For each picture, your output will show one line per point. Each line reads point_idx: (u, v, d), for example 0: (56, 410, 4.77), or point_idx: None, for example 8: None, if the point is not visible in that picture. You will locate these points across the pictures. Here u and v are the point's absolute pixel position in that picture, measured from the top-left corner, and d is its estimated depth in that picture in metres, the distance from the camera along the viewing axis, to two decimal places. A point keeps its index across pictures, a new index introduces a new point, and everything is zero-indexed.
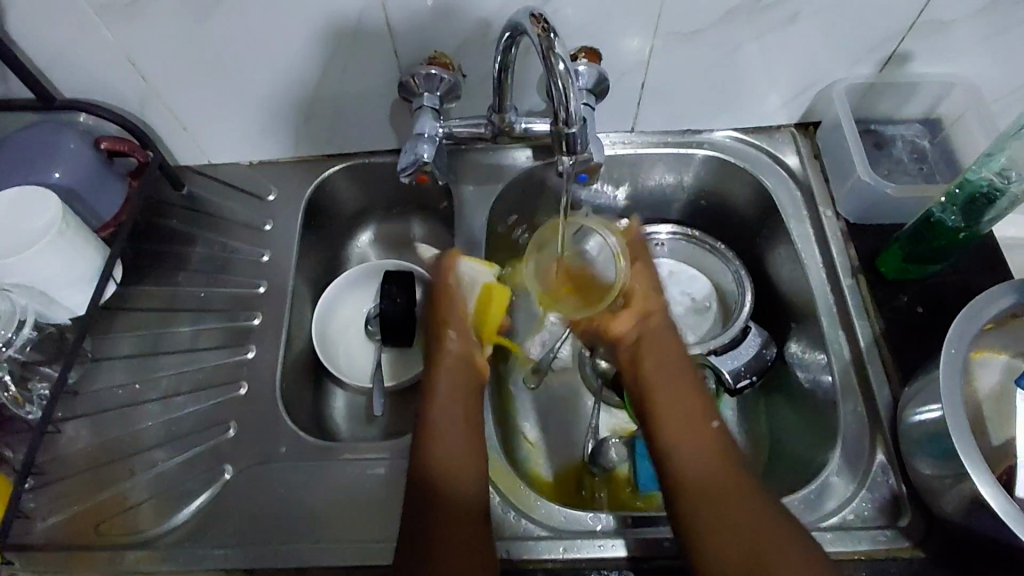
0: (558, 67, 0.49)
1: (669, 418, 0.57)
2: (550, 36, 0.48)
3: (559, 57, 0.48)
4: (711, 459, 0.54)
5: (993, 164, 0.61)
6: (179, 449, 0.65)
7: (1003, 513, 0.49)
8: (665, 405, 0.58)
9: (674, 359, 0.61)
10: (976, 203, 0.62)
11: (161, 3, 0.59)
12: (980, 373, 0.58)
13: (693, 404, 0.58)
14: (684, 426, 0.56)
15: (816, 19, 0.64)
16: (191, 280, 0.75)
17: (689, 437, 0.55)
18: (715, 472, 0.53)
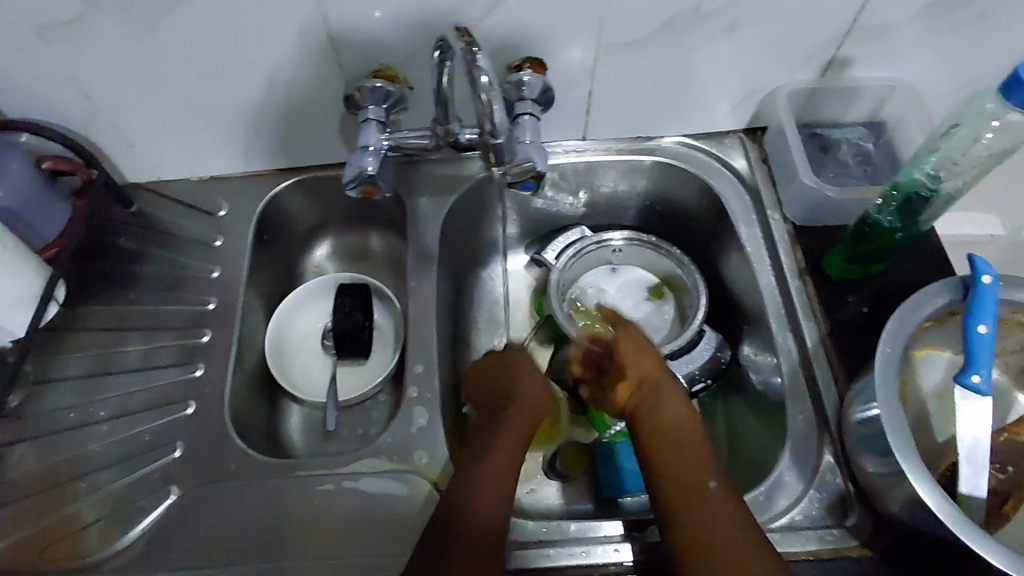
0: (483, 79, 0.50)
1: (662, 470, 0.55)
2: (474, 48, 0.49)
3: (485, 69, 0.49)
4: (692, 505, 0.52)
5: (925, 165, 0.62)
6: (127, 469, 0.64)
7: (943, 513, 0.49)
8: (657, 453, 0.56)
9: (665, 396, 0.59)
10: (911, 205, 0.63)
11: (99, 22, 0.58)
12: (924, 371, 0.62)
13: (676, 446, 0.56)
14: (682, 473, 0.54)
15: (754, 27, 0.65)
16: (140, 298, 0.74)
17: (674, 486, 0.53)
18: (694, 516, 0.51)
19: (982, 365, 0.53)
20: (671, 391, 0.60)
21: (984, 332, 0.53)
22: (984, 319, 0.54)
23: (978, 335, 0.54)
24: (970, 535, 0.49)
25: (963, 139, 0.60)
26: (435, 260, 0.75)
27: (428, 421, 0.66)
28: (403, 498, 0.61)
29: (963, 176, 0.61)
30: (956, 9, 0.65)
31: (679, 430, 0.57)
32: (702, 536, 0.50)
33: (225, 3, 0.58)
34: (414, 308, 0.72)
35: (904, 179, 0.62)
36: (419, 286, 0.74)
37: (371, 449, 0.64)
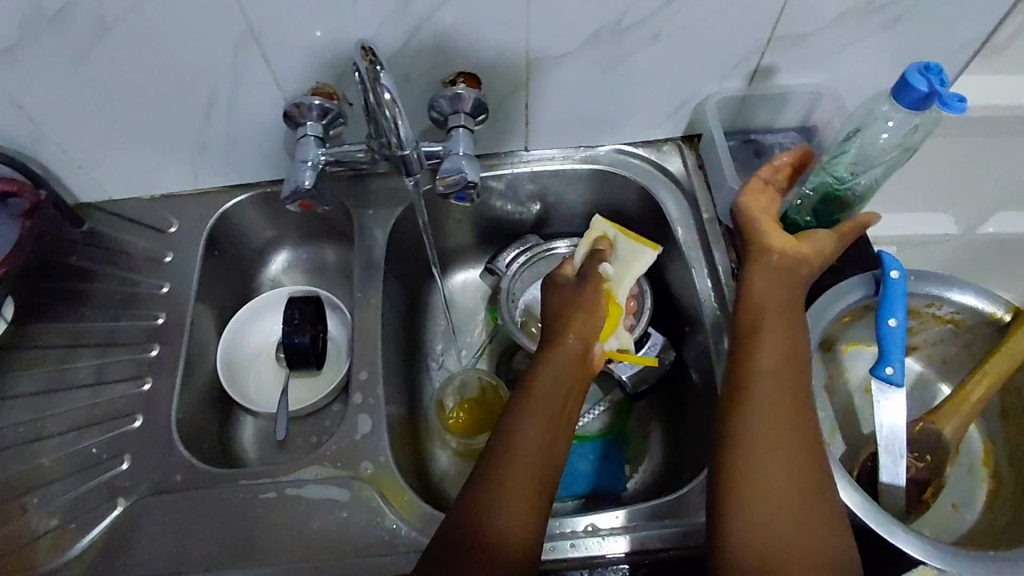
0: (385, 97, 0.53)
1: (766, 391, 0.53)
2: (377, 67, 0.51)
3: (386, 87, 0.52)
4: (787, 422, 0.51)
5: (838, 163, 0.65)
6: (75, 483, 0.65)
7: (854, 505, 0.51)
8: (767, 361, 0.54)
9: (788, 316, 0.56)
10: (828, 202, 0.66)
11: (36, 47, 0.60)
12: (850, 364, 0.65)
13: (791, 370, 0.54)
14: (783, 390, 0.53)
15: (677, 38, 0.68)
16: (92, 315, 0.75)
17: (778, 402, 0.52)
18: (785, 430, 0.51)
19: (895, 357, 0.55)
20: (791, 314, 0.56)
21: (894, 326, 0.55)
22: (894, 313, 0.55)
23: (889, 329, 0.56)
24: (884, 526, 0.50)
25: (867, 143, 0.63)
26: (381, 270, 0.77)
27: (372, 428, 0.67)
28: (345, 503, 0.62)
29: (873, 172, 0.64)
30: (869, 16, 0.67)
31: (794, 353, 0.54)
32: (781, 454, 0.50)
33: (159, 27, 0.60)
34: (361, 317, 0.74)
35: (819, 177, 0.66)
36: (365, 296, 0.76)
37: (315, 457, 0.65)
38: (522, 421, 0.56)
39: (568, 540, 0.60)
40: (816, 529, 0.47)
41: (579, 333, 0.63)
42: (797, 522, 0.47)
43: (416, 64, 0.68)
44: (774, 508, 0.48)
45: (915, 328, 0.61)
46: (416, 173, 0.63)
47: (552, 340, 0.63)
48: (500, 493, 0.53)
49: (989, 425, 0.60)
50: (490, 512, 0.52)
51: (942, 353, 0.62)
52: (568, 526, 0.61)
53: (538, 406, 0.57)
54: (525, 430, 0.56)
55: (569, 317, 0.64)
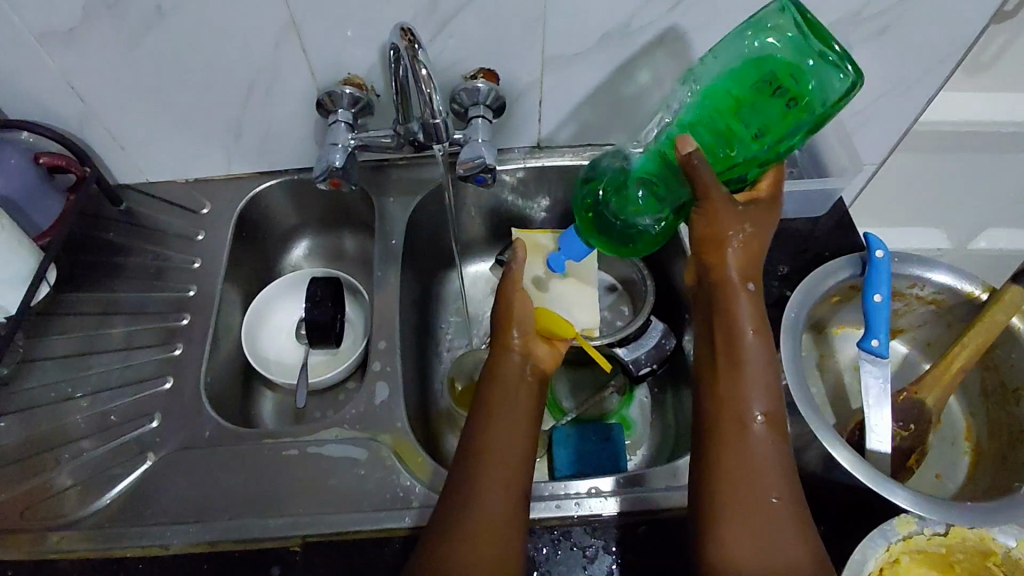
0: (422, 72, 0.58)
1: (723, 410, 0.56)
2: (415, 46, 0.57)
3: (422, 64, 0.58)
4: (743, 432, 0.55)
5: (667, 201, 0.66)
6: (106, 439, 0.69)
7: (846, 463, 0.55)
8: (720, 379, 0.57)
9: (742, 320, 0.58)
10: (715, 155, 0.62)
11: (97, 30, 0.66)
12: (841, 346, 0.69)
13: (741, 375, 0.56)
14: (738, 400, 0.56)
15: (681, 42, 0.74)
16: (125, 287, 0.79)
17: (733, 414, 0.55)
18: (737, 440, 0.54)
19: (881, 331, 0.59)
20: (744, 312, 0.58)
21: (880, 301, 0.59)
22: (879, 290, 0.60)
23: (875, 304, 0.60)
24: (875, 481, 0.54)
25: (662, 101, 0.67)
26: (399, 253, 0.82)
27: (389, 396, 0.71)
28: (363, 462, 0.65)
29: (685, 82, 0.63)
30: (857, 27, 0.74)
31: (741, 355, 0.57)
32: (739, 466, 0.53)
33: (208, 17, 0.66)
34: (379, 295, 0.79)
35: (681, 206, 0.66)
36: (384, 276, 0.80)
37: (335, 419, 0.69)
38: (486, 415, 0.62)
39: (572, 499, 0.64)
40: (776, 522, 0.52)
41: (521, 328, 0.67)
42: (759, 518, 0.52)
43: (440, 60, 0.74)
44: (743, 507, 0.52)
45: (901, 309, 0.65)
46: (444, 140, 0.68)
47: (500, 344, 0.66)
48: (470, 489, 0.57)
49: (969, 400, 0.64)
50: (467, 506, 0.56)
51: (927, 335, 0.66)
52: (572, 488, 0.65)
53: (494, 403, 0.62)
54: (487, 430, 0.60)
55: (507, 319, 0.67)
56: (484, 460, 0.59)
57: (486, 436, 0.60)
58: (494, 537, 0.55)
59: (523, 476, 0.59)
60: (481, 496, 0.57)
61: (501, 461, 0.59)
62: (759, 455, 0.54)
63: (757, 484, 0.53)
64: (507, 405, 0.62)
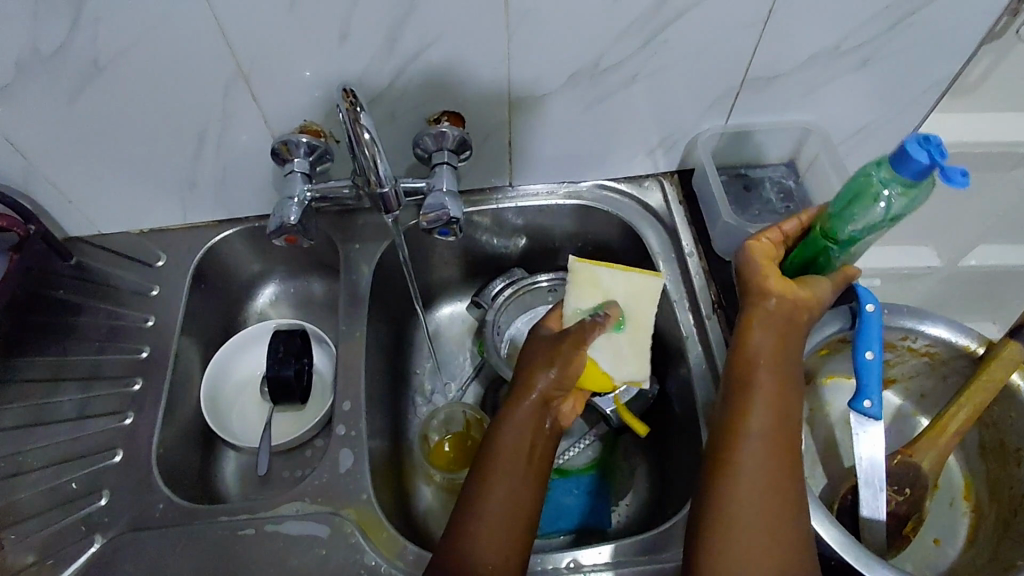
0: (365, 136, 0.54)
1: (747, 453, 0.51)
2: (357, 108, 0.53)
3: (366, 127, 0.54)
4: (779, 449, 0.52)
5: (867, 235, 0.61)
6: (52, 519, 0.65)
7: (835, 543, 0.51)
8: (762, 385, 0.54)
9: (788, 361, 0.55)
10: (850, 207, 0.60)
11: (29, 87, 0.62)
12: (830, 397, 0.64)
13: (784, 384, 0.54)
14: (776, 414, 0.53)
15: (653, 79, 0.70)
16: (76, 349, 0.75)
17: (770, 426, 0.52)
18: (767, 453, 0.51)
19: (873, 390, 0.55)
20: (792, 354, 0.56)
21: (871, 358, 0.55)
22: (870, 346, 0.55)
23: (866, 361, 0.56)
24: (867, 563, 0.50)
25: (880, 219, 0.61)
26: (366, 303, 0.78)
27: (354, 462, 0.67)
28: (325, 539, 0.61)
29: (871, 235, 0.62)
30: (836, 60, 0.70)
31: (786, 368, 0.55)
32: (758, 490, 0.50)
33: (148, 69, 0.62)
34: (343, 350, 0.74)
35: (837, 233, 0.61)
36: (350, 328, 0.76)
37: (295, 492, 0.65)
38: (499, 472, 0.57)
39: None
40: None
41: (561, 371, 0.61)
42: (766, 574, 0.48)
43: (402, 104, 0.70)
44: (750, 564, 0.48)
45: (892, 360, 0.61)
46: (394, 208, 0.64)
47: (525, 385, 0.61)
48: (474, 530, 0.54)
49: (967, 457, 0.61)
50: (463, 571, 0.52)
51: (921, 386, 0.62)
52: (550, 562, 0.61)
53: (516, 430, 0.59)
54: (496, 484, 0.56)
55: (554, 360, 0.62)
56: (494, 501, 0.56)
57: (500, 469, 0.57)
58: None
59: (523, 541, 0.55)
60: (483, 543, 0.54)
61: (512, 503, 0.56)
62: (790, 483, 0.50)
63: (777, 505, 0.50)
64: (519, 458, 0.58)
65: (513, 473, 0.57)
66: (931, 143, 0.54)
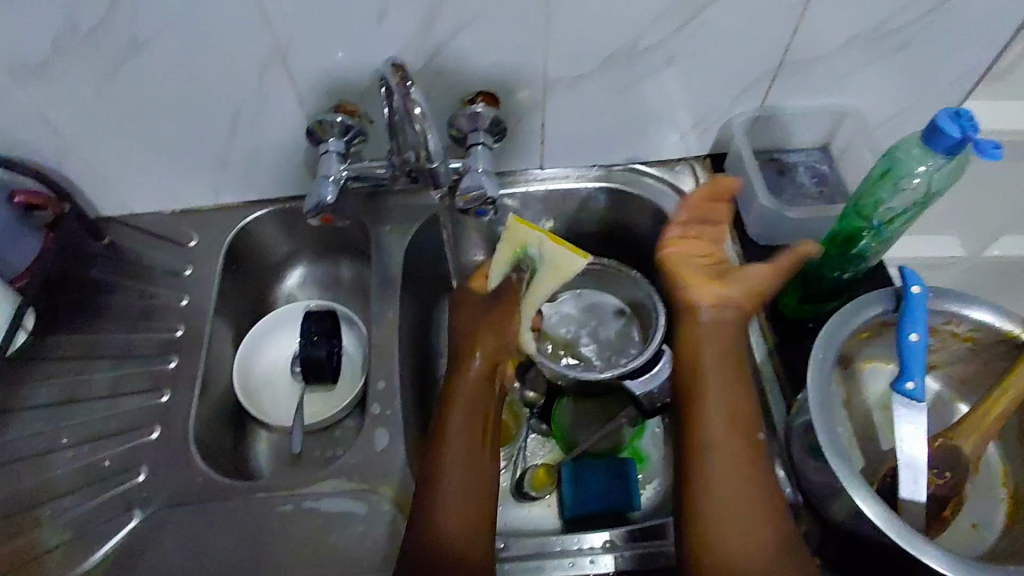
0: (416, 111, 0.55)
1: (711, 440, 0.55)
2: (408, 83, 0.54)
3: (417, 102, 0.55)
4: (740, 440, 0.55)
5: (904, 214, 0.62)
6: (92, 494, 0.65)
7: (876, 518, 0.51)
8: (705, 386, 0.58)
9: (718, 344, 0.60)
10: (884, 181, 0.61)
11: (69, 62, 0.62)
12: (869, 382, 0.64)
13: (722, 369, 0.59)
14: (734, 411, 0.57)
15: (691, 61, 0.69)
16: (111, 327, 0.75)
17: (727, 423, 0.56)
18: (726, 450, 0.55)
19: (916, 372, 0.55)
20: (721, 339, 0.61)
21: (916, 340, 0.56)
22: (915, 329, 0.56)
23: (912, 343, 0.56)
24: (906, 538, 0.50)
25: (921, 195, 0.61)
26: (398, 285, 0.78)
27: (390, 442, 0.67)
28: (363, 516, 0.62)
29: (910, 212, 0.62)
30: (876, 43, 0.70)
31: (731, 367, 0.59)
32: (722, 475, 0.54)
33: (186, 46, 0.62)
34: (376, 331, 0.75)
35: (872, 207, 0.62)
36: (382, 310, 0.76)
37: (331, 470, 0.65)
38: (454, 445, 0.61)
39: (585, 557, 0.60)
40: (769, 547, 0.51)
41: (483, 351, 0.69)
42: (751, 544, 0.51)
43: (437, 84, 0.69)
44: (738, 539, 0.51)
45: (935, 346, 0.61)
46: (442, 182, 0.66)
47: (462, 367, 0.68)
48: (442, 499, 0.58)
49: (1007, 445, 0.60)
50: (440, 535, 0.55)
51: (961, 373, 0.62)
52: (584, 542, 0.62)
53: (462, 409, 0.64)
54: (449, 456, 0.60)
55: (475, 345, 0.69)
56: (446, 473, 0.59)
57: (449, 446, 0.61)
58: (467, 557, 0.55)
59: (486, 506, 0.59)
60: (447, 508, 0.57)
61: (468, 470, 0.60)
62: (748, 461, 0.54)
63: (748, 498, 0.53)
64: (465, 433, 0.63)
65: (456, 444, 0.61)
66: (961, 117, 0.53)
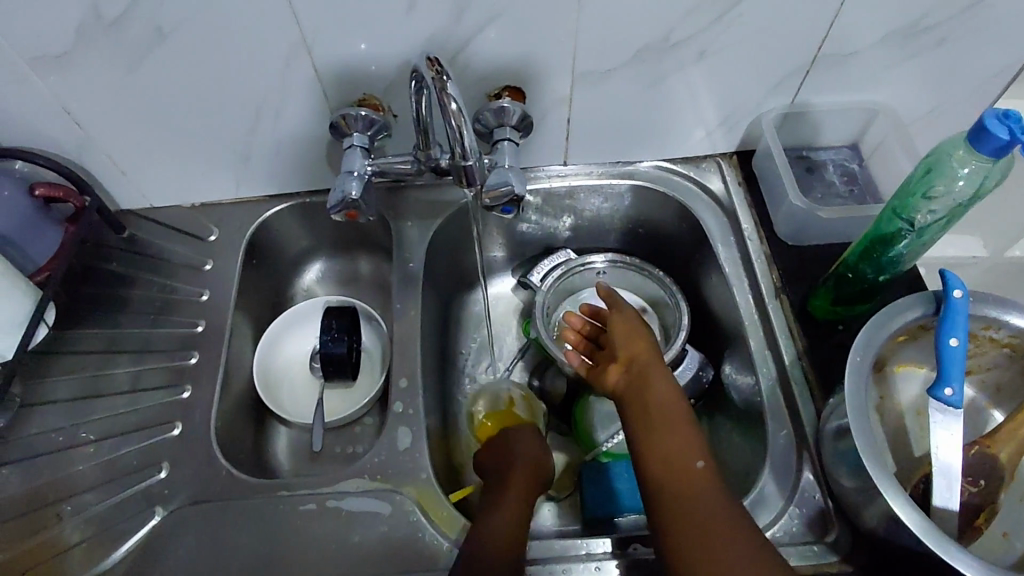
0: (452, 105, 0.54)
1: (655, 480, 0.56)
2: (443, 77, 0.53)
3: (452, 96, 0.54)
4: (677, 479, 0.55)
5: (944, 217, 0.61)
6: (113, 490, 0.65)
7: (913, 526, 0.50)
8: (646, 434, 0.59)
9: (653, 388, 0.62)
10: (927, 180, 0.60)
11: (92, 53, 0.61)
12: (901, 386, 0.63)
13: (665, 416, 0.60)
14: (668, 455, 0.57)
15: (723, 56, 0.68)
16: (131, 321, 0.75)
17: (670, 468, 0.56)
18: (678, 498, 0.54)
19: (955, 378, 0.54)
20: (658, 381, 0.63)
21: (956, 345, 0.54)
22: (955, 333, 0.55)
23: (950, 348, 0.54)
24: (943, 547, 0.49)
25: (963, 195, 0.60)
26: (419, 282, 0.77)
27: (413, 441, 0.66)
28: (386, 517, 0.61)
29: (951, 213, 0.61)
30: (913, 39, 0.68)
31: (676, 411, 0.60)
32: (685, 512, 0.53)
33: (211, 38, 0.61)
34: (397, 327, 0.74)
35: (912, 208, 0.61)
36: (404, 306, 0.75)
37: (354, 469, 0.64)
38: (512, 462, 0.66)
39: (591, 562, 0.59)
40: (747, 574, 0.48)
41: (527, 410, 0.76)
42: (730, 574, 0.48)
43: (464, 78, 0.68)
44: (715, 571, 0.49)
45: (971, 351, 0.60)
46: (475, 181, 0.63)
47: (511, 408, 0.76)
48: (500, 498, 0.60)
49: None
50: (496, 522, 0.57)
51: (998, 379, 0.61)
52: (592, 546, 0.61)
53: (524, 439, 0.69)
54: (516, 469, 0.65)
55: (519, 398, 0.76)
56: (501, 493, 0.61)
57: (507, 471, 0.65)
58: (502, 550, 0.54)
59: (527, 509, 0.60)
60: (502, 507, 0.59)
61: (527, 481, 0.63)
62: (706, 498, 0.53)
63: (717, 536, 0.51)
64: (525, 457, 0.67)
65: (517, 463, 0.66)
66: (1010, 118, 0.52)
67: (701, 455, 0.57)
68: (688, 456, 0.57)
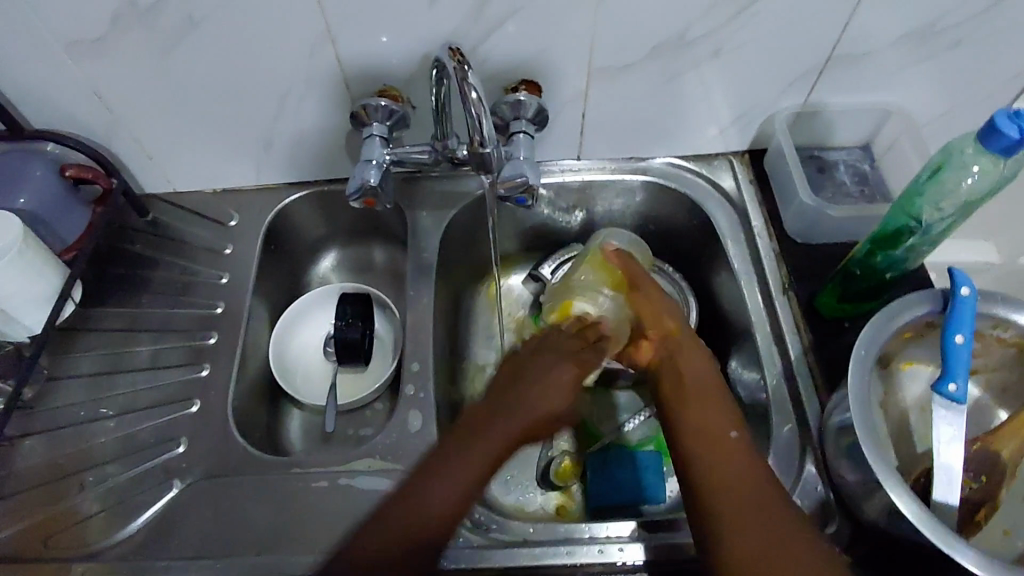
0: (473, 95, 0.56)
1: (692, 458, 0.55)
2: (464, 67, 0.55)
3: (473, 86, 0.55)
4: (721, 450, 0.54)
5: (952, 216, 0.62)
6: (133, 462, 0.67)
7: (915, 519, 0.50)
8: (681, 407, 0.58)
9: (693, 362, 0.61)
10: (936, 179, 0.61)
11: (126, 38, 0.63)
12: (907, 384, 0.63)
13: (699, 393, 0.59)
14: (704, 428, 0.56)
15: (738, 53, 0.69)
16: (152, 302, 0.77)
17: (710, 447, 0.55)
18: (721, 468, 0.53)
19: (958, 374, 0.55)
20: (694, 356, 0.62)
21: (960, 342, 0.55)
22: (960, 330, 0.55)
23: (955, 345, 0.55)
24: (945, 540, 0.49)
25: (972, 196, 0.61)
26: (433, 271, 0.78)
27: (422, 425, 0.68)
28: None
29: (956, 215, 0.62)
30: (928, 40, 0.69)
31: (709, 387, 0.59)
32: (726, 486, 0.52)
33: (239, 25, 0.63)
34: (410, 316, 0.75)
35: (922, 207, 0.62)
36: (417, 295, 0.77)
37: (365, 449, 0.66)
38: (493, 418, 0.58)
39: (596, 545, 0.61)
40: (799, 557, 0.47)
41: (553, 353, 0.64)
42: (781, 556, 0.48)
43: (482, 70, 0.70)
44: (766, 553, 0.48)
45: (977, 351, 0.61)
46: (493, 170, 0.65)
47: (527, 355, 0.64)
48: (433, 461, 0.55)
49: None
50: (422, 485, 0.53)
51: (1003, 379, 0.62)
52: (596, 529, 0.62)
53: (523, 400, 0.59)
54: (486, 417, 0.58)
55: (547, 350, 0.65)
56: (472, 459, 0.55)
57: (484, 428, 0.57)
58: (433, 530, 0.52)
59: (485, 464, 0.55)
60: (435, 476, 0.54)
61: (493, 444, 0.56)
62: (742, 473, 0.52)
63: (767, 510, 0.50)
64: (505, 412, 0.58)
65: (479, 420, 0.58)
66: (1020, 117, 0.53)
67: (734, 426, 0.56)
68: (723, 427, 0.56)
